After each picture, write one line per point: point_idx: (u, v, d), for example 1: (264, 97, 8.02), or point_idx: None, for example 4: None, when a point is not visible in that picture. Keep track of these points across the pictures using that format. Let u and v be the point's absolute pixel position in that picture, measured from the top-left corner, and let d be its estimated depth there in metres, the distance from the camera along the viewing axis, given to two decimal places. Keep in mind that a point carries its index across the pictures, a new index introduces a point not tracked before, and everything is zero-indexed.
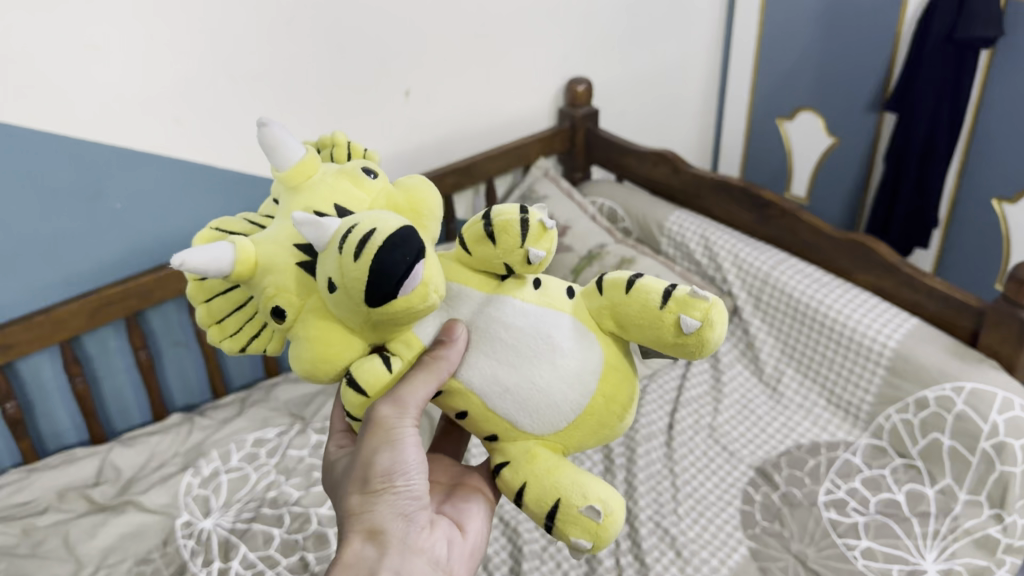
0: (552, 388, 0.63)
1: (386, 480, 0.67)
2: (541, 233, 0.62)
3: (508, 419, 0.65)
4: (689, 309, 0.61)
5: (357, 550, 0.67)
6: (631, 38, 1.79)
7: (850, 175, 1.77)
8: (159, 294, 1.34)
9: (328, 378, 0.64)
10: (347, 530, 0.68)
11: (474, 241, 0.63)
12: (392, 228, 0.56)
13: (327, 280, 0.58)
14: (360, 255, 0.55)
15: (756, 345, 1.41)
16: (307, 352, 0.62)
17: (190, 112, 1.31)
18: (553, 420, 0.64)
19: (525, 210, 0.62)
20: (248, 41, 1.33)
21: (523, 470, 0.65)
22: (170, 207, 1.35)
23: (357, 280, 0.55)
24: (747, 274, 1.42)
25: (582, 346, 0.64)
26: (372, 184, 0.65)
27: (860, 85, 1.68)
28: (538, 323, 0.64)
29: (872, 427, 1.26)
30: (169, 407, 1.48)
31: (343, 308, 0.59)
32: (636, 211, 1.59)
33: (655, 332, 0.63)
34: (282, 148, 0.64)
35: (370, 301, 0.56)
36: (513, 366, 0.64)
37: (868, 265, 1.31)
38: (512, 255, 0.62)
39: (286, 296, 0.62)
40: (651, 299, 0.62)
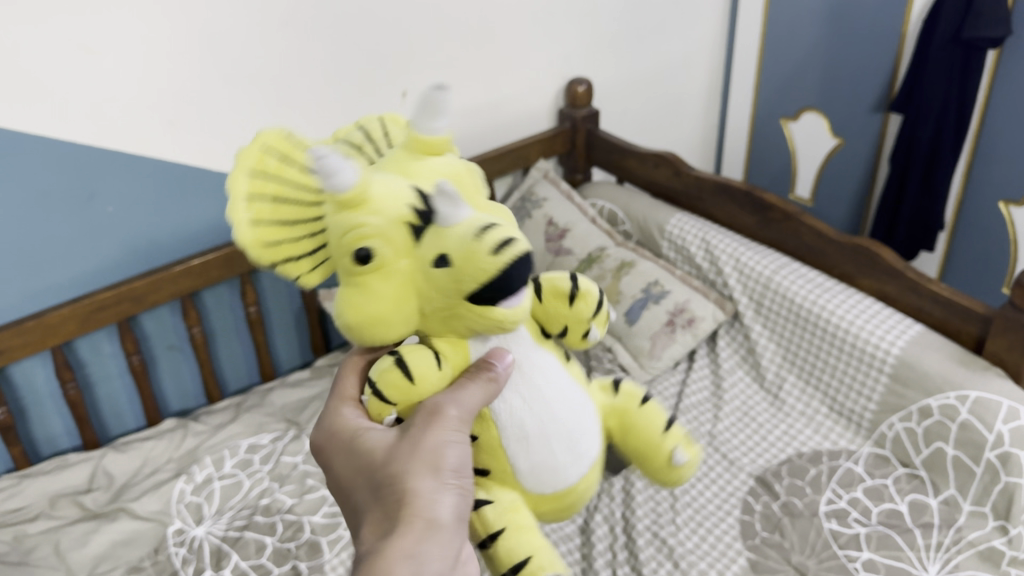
0: (557, 454, 0.73)
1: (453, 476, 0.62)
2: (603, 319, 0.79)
3: (512, 461, 0.73)
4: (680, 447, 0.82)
5: (418, 536, 0.57)
6: (632, 37, 1.76)
7: (854, 177, 1.74)
8: (152, 298, 1.32)
9: (372, 338, 0.67)
10: (405, 512, 0.58)
11: (551, 297, 0.76)
12: (524, 248, 0.65)
13: (438, 255, 0.65)
14: (499, 254, 0.63)
15: (758, 351, 1.39)
16: (373, 301, 0.65)
17: (181, 113, 1.29)
18: (541, 478, 0.74)
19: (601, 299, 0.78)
20: (241, 43, 1.31)
21: (505, 515, 0.73)
22: (163, 209, 1.33)
23: (483, 273, 0.63)
24: (749, 278, 1.40)
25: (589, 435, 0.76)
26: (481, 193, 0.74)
27: (866, 86, 1.65)
28: (569, 402, 0.74)
29: (875, 436, 1.24)
30: (163, 412, 1.46)
31: (435, 289, 0.66)
32: (637, 213, 1.57)
33: (648, 450, 0.81)
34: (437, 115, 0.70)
35: (477, 294, 0.65)
36: (542, 424, 0.72)
37: (872, 269, 1.28)
38: (578, 324, 0.77)
39: (382, 242, 0.64)
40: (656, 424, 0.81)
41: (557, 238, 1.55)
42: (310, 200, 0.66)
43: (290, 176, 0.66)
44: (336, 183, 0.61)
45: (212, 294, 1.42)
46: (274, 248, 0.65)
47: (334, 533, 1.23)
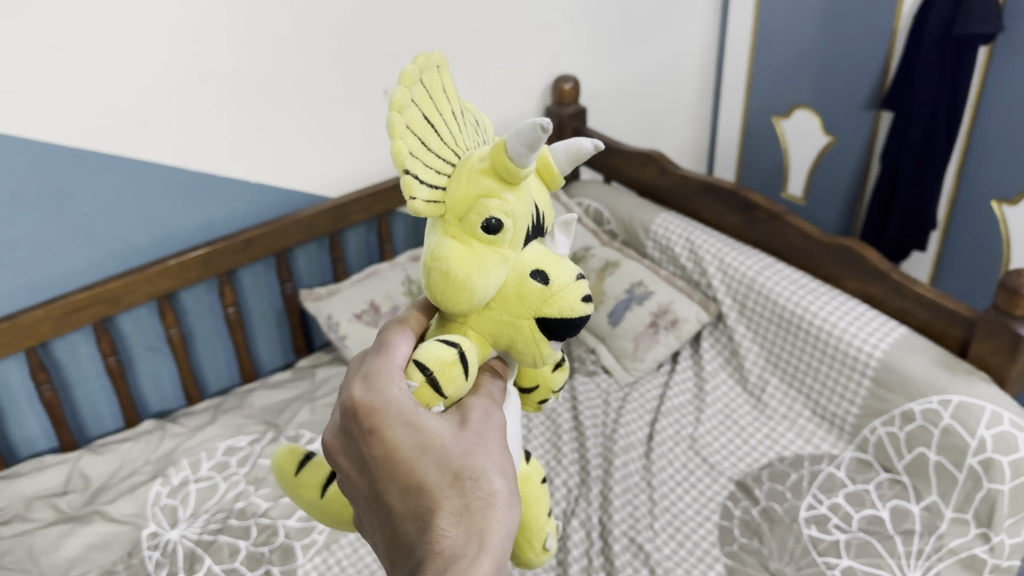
0: None
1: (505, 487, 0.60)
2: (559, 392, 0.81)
3: None
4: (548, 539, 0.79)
5: (501, 539, 0.54)
6: (622, 35, 1.74)
7: (846, 175, 1.71)
8: (127, 299, 1.30)
9: (448, 302, 0.66)
10: (492, 510, 0.54)
11: None
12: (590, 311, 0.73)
13: (539, 272, 0.68)
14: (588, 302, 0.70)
15: (741, 354, 1.36)
16: (478, 270, 0.65)
17: (158, 113, 1.28)
18: None
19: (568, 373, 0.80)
20: (218, 41, 1.29)
21: None
22: (139, 209, 1.32)
23: (570, 310, 0.68)
24: (732, 279, 1.37)
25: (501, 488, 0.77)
26: None
27: (857, 83, 1.62)
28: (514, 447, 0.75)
29: (857, 440, 1.21)
30: (142, 413, 1.45)
31: (510, 307, 0.68)
32: (622, 213, 1.54)
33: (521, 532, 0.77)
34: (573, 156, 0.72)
35: (551, 328, 0.68)
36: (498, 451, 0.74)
37: (858, 270, 1.26)
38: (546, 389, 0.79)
39: (512, 224, 0.66)
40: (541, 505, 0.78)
41: None
42: (448, 143, 0.67)
43: (440, 108, 0.66)
44: (528, 152, 0.62)
45: (190, 295, 1.41)
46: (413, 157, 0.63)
47: (308, 537, 1.21)
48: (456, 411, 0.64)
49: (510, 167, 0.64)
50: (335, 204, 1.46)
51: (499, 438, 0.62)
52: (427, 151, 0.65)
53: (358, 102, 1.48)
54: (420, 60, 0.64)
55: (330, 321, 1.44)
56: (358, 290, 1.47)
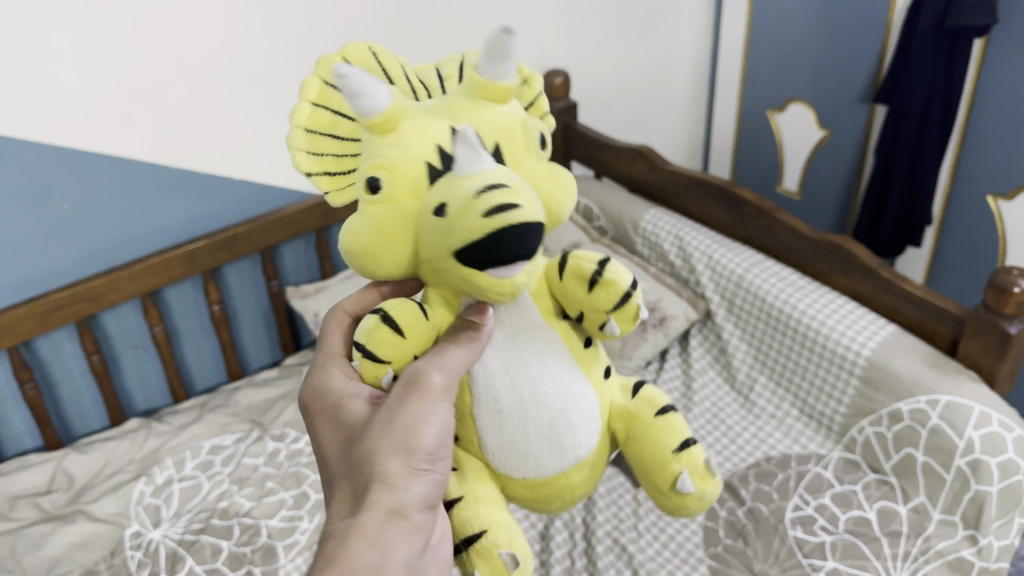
0: (530, 446, 0.64)
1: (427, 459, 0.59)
2: (631, 313, 0.65)
3: (478, 433, 0.66)
4: (696, 470, 0.66)
5: (379, 522, 0.55)
6: (613, 28, 1.72)
7: (840, 171, 1.69)
8: (110, 297, 1.30)
9: (367, 272, 0.63)
10: (370, 496, 0.56)
11: (570, 275, 0.65)
12: (530, 214, 0.56)
13: (440, 203, 0.57)
14: (490, 217, 0.54)
15: (729, 352, 1.34)
16: (371, 231, 0.60)
17: (139, 109, 1.27)
18: (515, 465, 0.65)
19: (633, 288, 0.64)
20: (199, 36, 1.28)
21: (467, 486, 0.66)
22: (122, 206, 1.31)
23: (469, 233, 0.55)
24: (721, 276, 1.35)
25: (585, 419, 0.65)
26: (535, 158, 0.65)
27: (852, 76, 1.60)
28: (545, 391, 0.64)
29: (845, 440, 1.19)
30: (129, 411, 1.44)
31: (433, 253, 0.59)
32: (611, 209, 1.52)
33: (652, 475, 0.67)
34: (502, 65, 0.61)
35: (466, 256, 0.56)
36: (519, 399, 0.63)
37: (846, 267, 1.24)
38: (593, 311, 0.64)
39: (393, 174, 0.60)
40: (666, 441, 0.66)
41: None
42: None
43: None
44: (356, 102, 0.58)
45: (174, 292, 1.40)
46: (311, 155, 0.65)
47: (290, 537, 1.19)
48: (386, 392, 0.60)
49: (372, 125, 0.61)
50: (322, 201, 1.45)
51: (421, 401, 0.59)
52: (336, 141, 0.66)
53: None
54: (320, 65, 0.66)
55: (316, 318, 1.42)
56: (345, 287, 1.46)
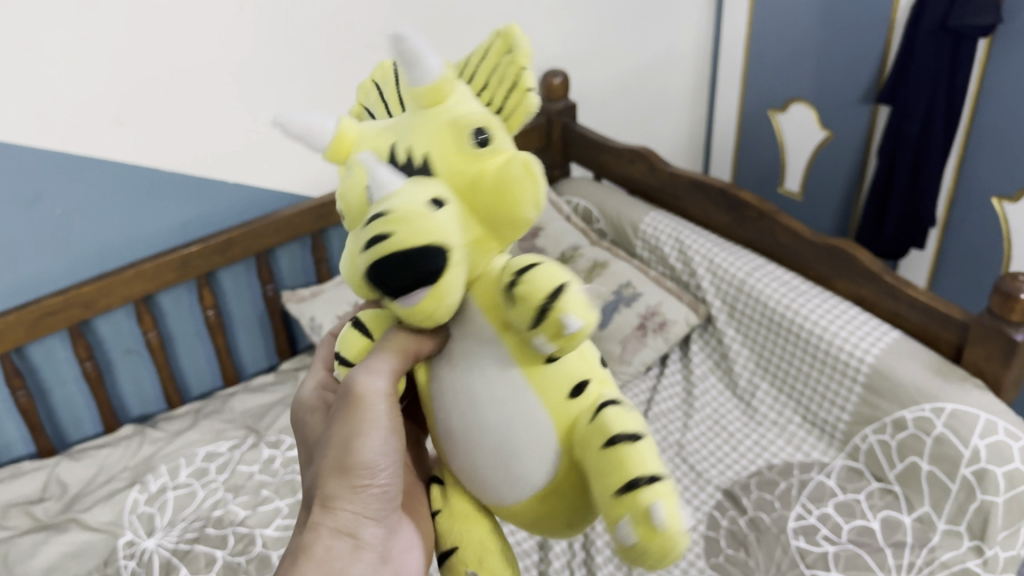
0: (482, 473, 0.57)
1: (365, 475, 0.59)
2: (554, 331, 0.51)
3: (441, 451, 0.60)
4: (643, 519, 0.50)
5: (326, 540, 0.58)
6: (613, 27, 1.70)
7: (843, 172, 1.67)
8: (102, 302, 1.28)
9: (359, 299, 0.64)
10: (316, 514, 0.59)
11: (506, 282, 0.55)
12: (411, 240, 0.51)
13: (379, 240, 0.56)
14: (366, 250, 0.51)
15: (730, 357, 1.32)
16: None
17: (130, 112, 1.25)
18: (481, 491, 0.59)
19: (549, 300, 0.51)
20: (192, 37, 1.26)
21: (445, 496, 0.62)
22: (115, 210, 1.29)
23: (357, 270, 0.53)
24: (722, 280, 1.33)
25: (529, 446, 0.55)
26: (479, 154, 0.55)
27: (855, 75, 1.58)
28: (478, 416, 0.56)
29: (848, 448, 1.18)
30: (123, 417, 1.43)
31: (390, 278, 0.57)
32: (611, 211, 1.51)
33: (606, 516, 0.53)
34: (412, 67, 0.55)
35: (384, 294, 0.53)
36: (462, 419, 0.57)
37: (848, 272, 1.22)
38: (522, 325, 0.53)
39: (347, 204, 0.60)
40: (607, 479, 0.52)
41: (530, 236, 1.51)
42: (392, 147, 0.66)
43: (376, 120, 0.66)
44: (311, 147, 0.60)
45: (168, 297, 1.38)
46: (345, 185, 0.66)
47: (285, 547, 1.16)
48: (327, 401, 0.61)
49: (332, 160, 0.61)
50: (318, 204, 1.43)
51: (352, 414, 0.58)
52: None
53: (338, 98, 1.44)
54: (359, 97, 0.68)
55: (312, 323, 1.41)
56: (341, 291, 1.44)
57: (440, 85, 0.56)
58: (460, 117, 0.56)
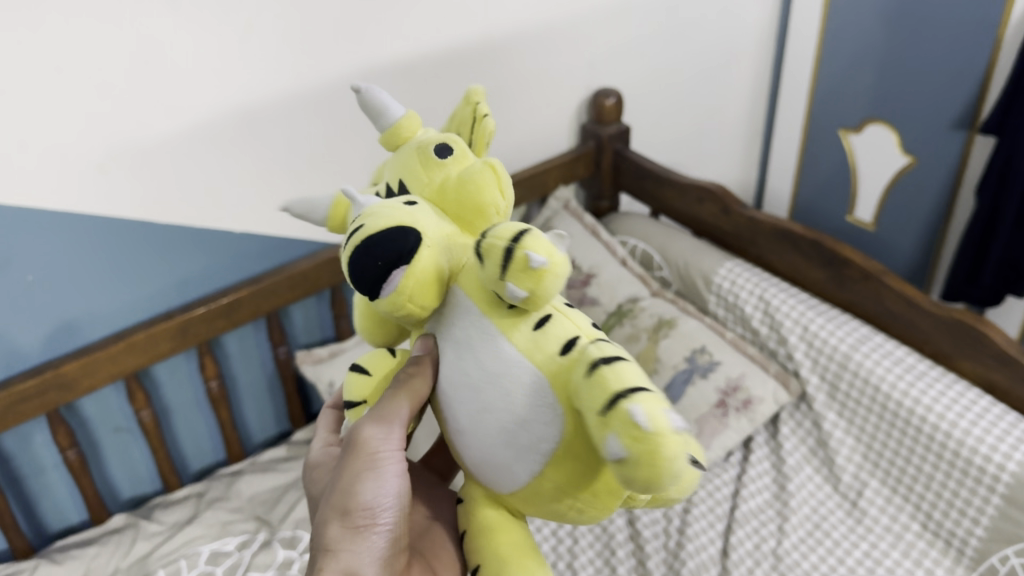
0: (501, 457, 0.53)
1: (367, 515, 0.64)
2: (534, 274, 0.49)
3: (485, 451, 0.54)
4: (626, 428, 0.44)
5: None
6: (669, 38, 1.48)
7: (927, 203, 1.47)
8: (86, 383, 1.07)
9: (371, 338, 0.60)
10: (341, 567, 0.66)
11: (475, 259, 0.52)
12: (378, 226, 0.51)
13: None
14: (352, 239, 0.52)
15: (829, 443, 1.13)
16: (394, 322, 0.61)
17: (117, 156, 1.02)
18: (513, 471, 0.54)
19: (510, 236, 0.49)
20: (185, 66, 1.02)
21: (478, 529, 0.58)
22: (99, 270, 1.07)
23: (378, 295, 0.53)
24: (820, 353, 1.14)
25: (540, 415, 0.51)
26: (440, 165, 0.58)
27: (944, 98, 1.37)
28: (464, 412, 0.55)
29: (981, 568, 0.98)
30: (112, 501, 1.22)
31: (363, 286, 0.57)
32: (675, 258, 1.31)
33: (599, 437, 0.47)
34: (377, 118, 0.63)
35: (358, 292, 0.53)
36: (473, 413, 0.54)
37: (975, 351, 1.03)
38: (491, 281, 0.50)
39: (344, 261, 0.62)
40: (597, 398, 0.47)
41: (581, 284, 1.30)
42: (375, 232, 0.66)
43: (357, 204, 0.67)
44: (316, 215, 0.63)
45: (164, 366, 1.17)
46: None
47: None
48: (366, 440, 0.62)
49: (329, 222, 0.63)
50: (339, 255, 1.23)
51: (361, 465, 0.62)
52: None
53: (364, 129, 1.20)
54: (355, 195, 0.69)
55: (330, 389, 1.21)
56: (363, 351, 1.26)
57: (396, 129, 0.62)
58: (425, 140, 0.60)
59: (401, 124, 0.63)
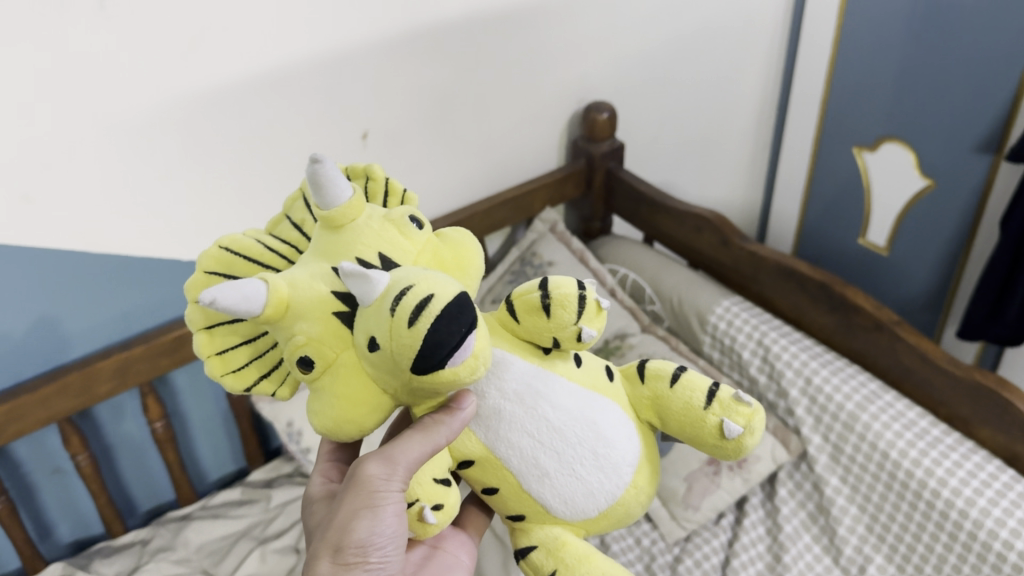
0: (588, 477, 0.64)
1: (359, 553, 0.61)
2: (596, 312, 0.63)
3: (574, 478, 0.64)
4: (736, 411, 0.65)
5: None
6: (668, 48, 1.37)
7: (946, 231, 1.36)
8: (13, 428, 0.96)
9: (344, 426, 0.58)
10: None
11: (526, 310, 0.63)
12: (449, 294, 0.52)
13: (368, 337, 0.54)
14: (414, 323, 0.51)
15: (831, 510, 1.02)
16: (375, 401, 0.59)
17: (43, 186, 0.90)
18: (598, 496, 0.65)
19: (584, 289, 0.62)
20: (122, 82, 0.90)
21: (554, 557, 0.66)
22: (27, 310, 0.95)
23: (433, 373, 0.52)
24: (822, 409, 1.04)
25: (620, 433, 0.65)
26: (417, 235, 0.61)
27: (967, 118, 1.25)
28: (547, 454, 0.63)
29: None
30: (50, 545, 1.13)
31: (378, 365, 0.55)
32: (669, 292, 1.20)
33: (693, 431, 0.66)
34: (323, 191, 0.56)
35: (418, 367, 0.51)
36: (556, 453, 0.63)
37: (997, 419, 0.92)
38: (564, 330, 0.62)
39: (312, 348, 0.56)
40: (693, 401, 0.65)
41: None
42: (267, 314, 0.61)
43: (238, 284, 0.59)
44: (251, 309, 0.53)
45: (107, 404, 1.07)
46: (237, 372, 0.61)
47: None
48: (373, 472, 0.60)
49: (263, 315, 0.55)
50: None
51: (358, 501, 0.60)
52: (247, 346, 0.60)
53: (328, 151, 1.09)
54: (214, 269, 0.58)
55: (290, 429, 1.14)
56: None
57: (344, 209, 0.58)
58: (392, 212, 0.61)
59: (349, 205, 0.58)
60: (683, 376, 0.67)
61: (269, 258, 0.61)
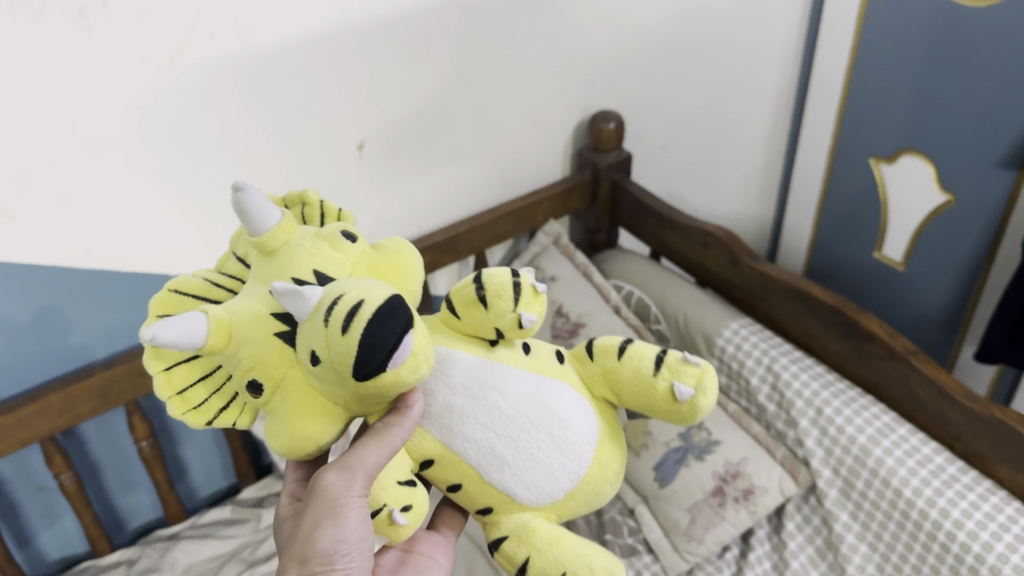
0: (549, 460, 0.63)
1: (325, 562, 0.59)
2: (533, 296, 0.62)
3: (535, 462, 0.63)
4: (686, 371, 0.63)
5: None
6: (676, 55, 1.33)
7: (967, 247, 1.30)
8: None
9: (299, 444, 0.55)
10: None
11: (464, 305, 0.63)
12: (381, 296, 0.49)
13: (308, 351, 0.51)
14: (346, 331, 0.48)
15: (840, 546, 0.98)
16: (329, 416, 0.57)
17: (22, 201, 0.85)
18: (561, 477, 0.64)
19: (518, 275, 0.62)
20: (106, 96, 0.86)
21: (525, 543, 0.65)
22: (8, 327, 0.92)
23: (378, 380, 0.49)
24: (832, 440, 1.00)
25: (575, 413, 0.65)
26: (351, 248, 0.57)
27: (990, 132, 1.20)
28: (501, 441, 0.62)
29: None
30: (35, 564, 1.10)
31: (322, 380, 0.52)
32: (676, 312, 1.16)
33: (646, 399, 0.65)
34: (248, 220, 0.54)
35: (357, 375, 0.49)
36: (512, 438, 0.62)
37: (1017, 457, 0.87)
38: (502, 319, 0.62)
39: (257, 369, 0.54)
40: (642, 368, 0.64)
41: (568, 335, 1.14)
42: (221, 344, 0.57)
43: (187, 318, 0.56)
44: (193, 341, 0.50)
45: (92, 420, 1.04)
46: (198, 409, 0.57)
47: None
48: (332, 482, 0.58)
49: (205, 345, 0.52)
50: None
51: (320, 512, 0.58)
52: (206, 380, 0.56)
53: (324, 164, 1.05)
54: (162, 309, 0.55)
55: None
56: None
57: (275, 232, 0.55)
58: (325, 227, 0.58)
59: (280, 227, 0.55)
60: (629, 347, 0.66)
61: (217, 292, 0.58)
